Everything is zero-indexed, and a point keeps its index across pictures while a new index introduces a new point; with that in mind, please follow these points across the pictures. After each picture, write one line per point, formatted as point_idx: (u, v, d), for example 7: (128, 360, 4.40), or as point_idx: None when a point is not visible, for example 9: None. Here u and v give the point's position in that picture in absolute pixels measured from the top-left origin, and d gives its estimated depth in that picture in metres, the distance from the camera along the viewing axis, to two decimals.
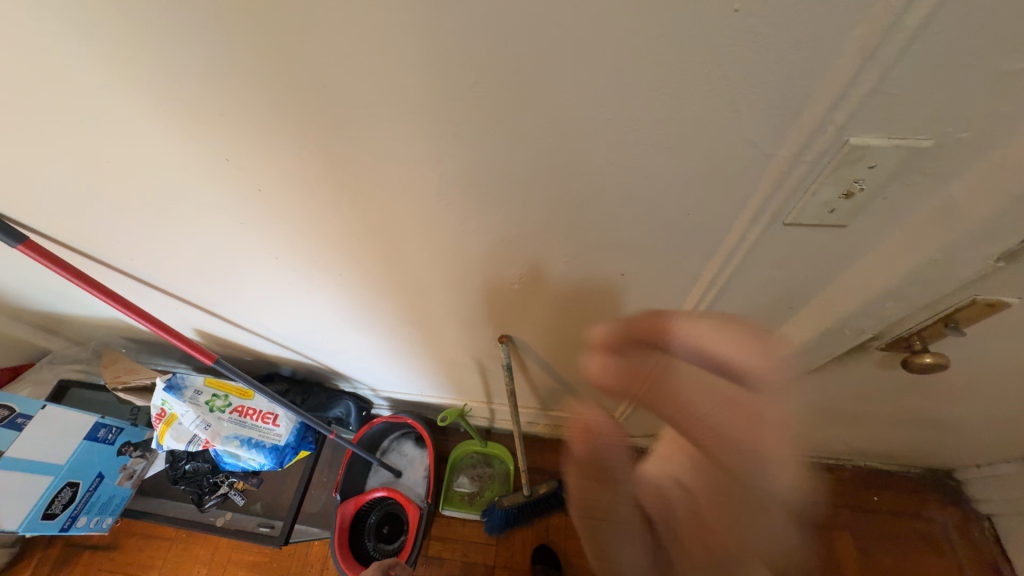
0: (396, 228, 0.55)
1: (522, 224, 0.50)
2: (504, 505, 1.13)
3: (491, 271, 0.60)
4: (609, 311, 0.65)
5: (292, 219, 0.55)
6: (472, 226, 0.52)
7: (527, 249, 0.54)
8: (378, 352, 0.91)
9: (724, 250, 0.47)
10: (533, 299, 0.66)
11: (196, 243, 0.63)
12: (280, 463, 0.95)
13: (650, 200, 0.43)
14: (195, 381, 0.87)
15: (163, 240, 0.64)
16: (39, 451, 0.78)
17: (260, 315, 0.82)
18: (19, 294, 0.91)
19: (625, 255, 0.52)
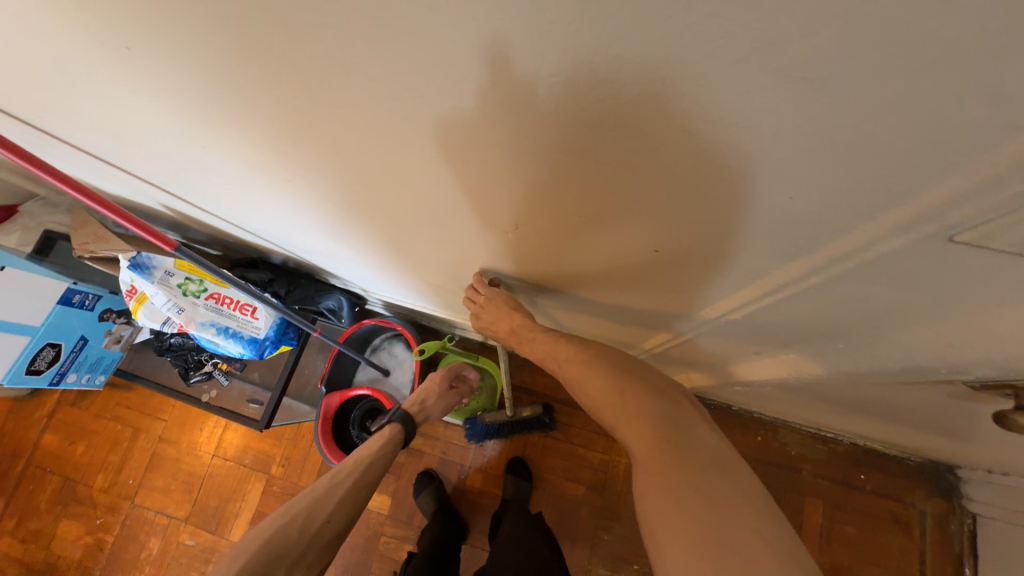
0: (355, 123, 0.40)
1: (544, 155, 0.35)
2: (486, 420, 1.18)
3: (491, 204, 0.47)
4: (629, 271, 0.52)
5: (194, 86, 0.43)
6: (471, 142, 0.37)
7: (541, 184, 0.40)
8: (363, 264, 0.81)
9: (836, 245, 0.33)
10: (539, 242, 0.53)
11: (111, 110, 0.52)
12: (260, 355, 0.92)
13: (742, 155, 0.28)
14: (164, 262, 0.81)
15: (74, 105, 0.53)
16: (11, 312, 0.76)
17: (233, 207, 0.72)
18: None
19: (670, 215, 0.38)
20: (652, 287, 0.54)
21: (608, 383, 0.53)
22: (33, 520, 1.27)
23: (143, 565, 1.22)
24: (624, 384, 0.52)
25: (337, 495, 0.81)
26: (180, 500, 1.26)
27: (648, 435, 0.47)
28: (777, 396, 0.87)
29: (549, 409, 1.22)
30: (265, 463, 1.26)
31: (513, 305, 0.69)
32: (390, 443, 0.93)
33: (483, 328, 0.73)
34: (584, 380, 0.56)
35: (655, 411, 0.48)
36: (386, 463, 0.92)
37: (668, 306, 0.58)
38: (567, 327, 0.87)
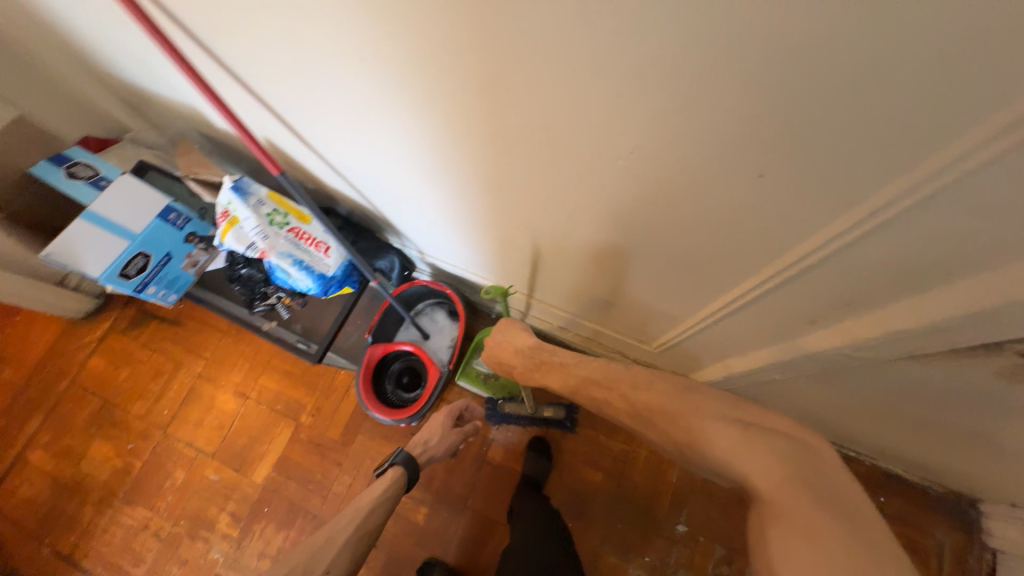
0: (507, 46, 0.46)
1: (674, 69, 0.40)
2: (504, 409, 1.24)
3: (601, 134, 0.52)
4: (711, 216, 0.56)
5: (365, 17, 0.50)
6: (609, 62, 0.42)
7: (660, 108, 0.45)
8: (437, 212, 0.89)
9: (937, 157, 0.36)
10: (630, 183, 0.57)
11: (274, 37, 0.60)
12: (325, 292, 0.99)
13: (879, 55, 0.32)
14: (259, 192, 0.89)
15: (242, 34, 0.62)
16: (120, 215, 0.84)
17: (335, 143, 0.80)
18: (107, 63, 0.92)
19: (777, 140, 0.42)
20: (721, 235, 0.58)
21: (728, 430, 0.52)
22: (67, 437, 1.33)
23: (165, 494, 1.26)
24: (738, 424, 0.52)
25: (339, 542, 0.81)
26: (209, 435, 1.30)
27: (780, 478, 0.47)
28: (809, 392, 0.90)
29: (570, 409, 1.24)
30: (296, 411, 1.31)
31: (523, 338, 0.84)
32: (390, 486, 0.91)
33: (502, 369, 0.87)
34: (699, 431, 0.53)
35: (783, 452, 0.49)
36: (387, 507, 0.90)
37: (737, 262, 0.62)
38: (619, 298, 0.90)
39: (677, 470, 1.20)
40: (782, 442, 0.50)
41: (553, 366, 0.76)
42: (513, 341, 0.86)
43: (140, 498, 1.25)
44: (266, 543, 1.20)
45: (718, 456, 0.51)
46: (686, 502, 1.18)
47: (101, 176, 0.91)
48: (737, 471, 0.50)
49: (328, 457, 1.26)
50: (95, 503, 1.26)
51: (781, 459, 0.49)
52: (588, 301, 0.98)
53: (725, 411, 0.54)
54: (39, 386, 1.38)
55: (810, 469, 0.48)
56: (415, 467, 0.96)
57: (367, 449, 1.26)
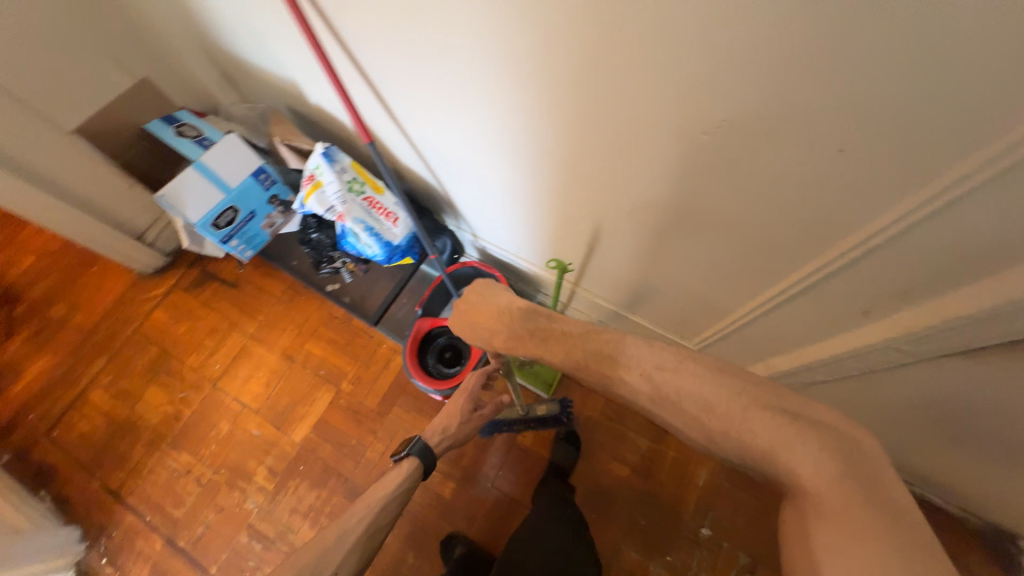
0: (620, 28, 0.53)
1: (776, 49, 0.46)
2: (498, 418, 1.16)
3: (689, 109, 0.58)
4: (784, 194, 0.61)
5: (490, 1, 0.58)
6: (711, 40, 0.49)
7: (752, 84, 0.51)
8: (507, 191, 0.96)
9: (1015, 130, 0.41)
10: (709, 157, 0.63)
11: (397, 19, 0.68)
12: (389, 260, 1.07)
13: (964, 37, 0.37)
14: (343, 160, 0.97)
15: (366, 16, 0.70)
16: (222, 169, 0.94)
17: (422, 122, 0.88)
18: (221, 40, 1.03)
19: (860, 116, 0.47)
20: (790, 211, 0.63)
21: (776, 422, 0.51)
22: (125, 381, 1.42)
23: (209, 443, 1.33)
24: (780, 414, 0.52)
25: (347, 543, 0.78)
26: (255, 392, 1.38)
27: (828, 473, 0.48)
28: (850, 397, 0.92)
29: (564, 408, 1.21)
30: (337, 377, 1.37)
31: (510, 303, 0.75)
32: (407, 479, 0.88)
33: (482, 334, 0.75)
34: (743, 424, 0.52)
35: (835, 446, 0.49)
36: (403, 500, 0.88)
37: (804, 243, 0.67)
38: (673, 286, 0.95)
39: (704, 474, 1.21)
40: (825, 431, 0.51)
41: (553, 335, 0.69)
42: (499, 302, 0.76)
43: (186, 444, 1.33)
44: (299, 499, 1.25)
45: (763, 449, 0.51)
46: (711, 507, 1.18)
47: (205, 135, 1.01)
48: (781, 465, 0.50)
49: (364, 424, 1.32)
50: (145, 444, 1.34)
51: (826, 451, 0.49)
52: (635, 289, 1.03)
53: (769, 401, 0.53)
54: (105, 332, 1.48)
55: (853, 457, 0.50)
56: (431, 459, 0.92)
57: (402, 421, 1.31)
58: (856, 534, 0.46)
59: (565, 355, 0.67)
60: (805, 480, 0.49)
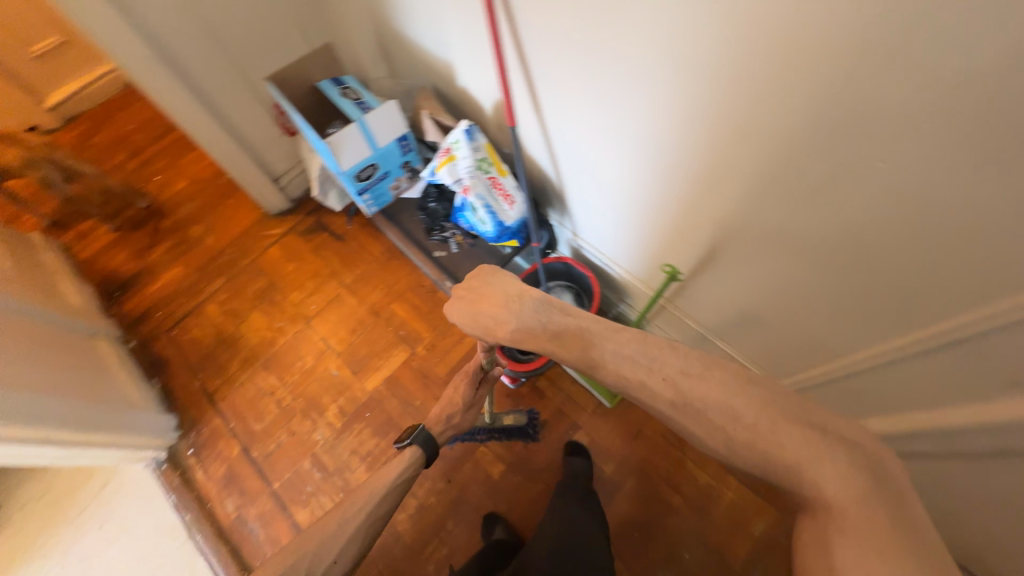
0: (816, 50, 0.54)
1: (991, 87, 0.45)
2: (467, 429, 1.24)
3: (867, 138, 0.57)
4: (947, 242, 0.59)
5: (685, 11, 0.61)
6: (917, 72, 0.49)
7: (950, 121, 0.50)
8: (628, 196, 0.99)
9: None
10: (871, 189, 0.62)
11: (580, 18, 0.73)
12: (496, 239, 1.13)
13: None
14: (479, 140, 1.05)
15: (551, 12, 0.76)
16: (377, 130, 1.04)
17: (564, 117, 0.94)
18: (394, 20, 1.16)
19: None
20: (951, 256, 0.60)
21: (805, 436, 0.49)
22: (236, 301, 1.60)
23: (294, 371, 1.46)
24: (811, 429, 0.50)
25: (347, 531, 0.81)
26: (341, 336, 1.50)
27: (853, 491, 0.46)
28: (957, 481, 0.84)
29: (534, 419, 1.29)
30: (414, 341, 1.46)
31: (517, 296, 0.75)
32: (409, 465, 0.92)
33: (483, 320, 0.77)
34: (771, 435, 0.50)
35: (863, 470, 0.47)
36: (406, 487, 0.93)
37: (954, 298, 0.63)
38: (780, 319, 0.92)
39: (760, 525, 1.15)
40: (854, 451, 0.49)
41: (565, 332, 0.67)
42: (506, 289, 0.77)
43: (274, 369, 1.47)
44: (360, 442, 1.34)
45: (789, 462, 0.49)
46: (762, 561, 1.12)
47: (364, 99, 1.14)
48: (806, 480, 0.48)
49: (431, 389, 1.39)
50: (242, 360, 1.50)
51: (857, 469, 0.47)
52: (733, 314, 1.02)
53: (800, 416, 0.51)
54: (229, 256, 1.69)
55: (880, 479, 0.48)
56: (434, 446, 0.96)
57: None
58: (883, 551, 0.43)
59: (577, 353, 0.64)
60: (830, 498, 0.46)
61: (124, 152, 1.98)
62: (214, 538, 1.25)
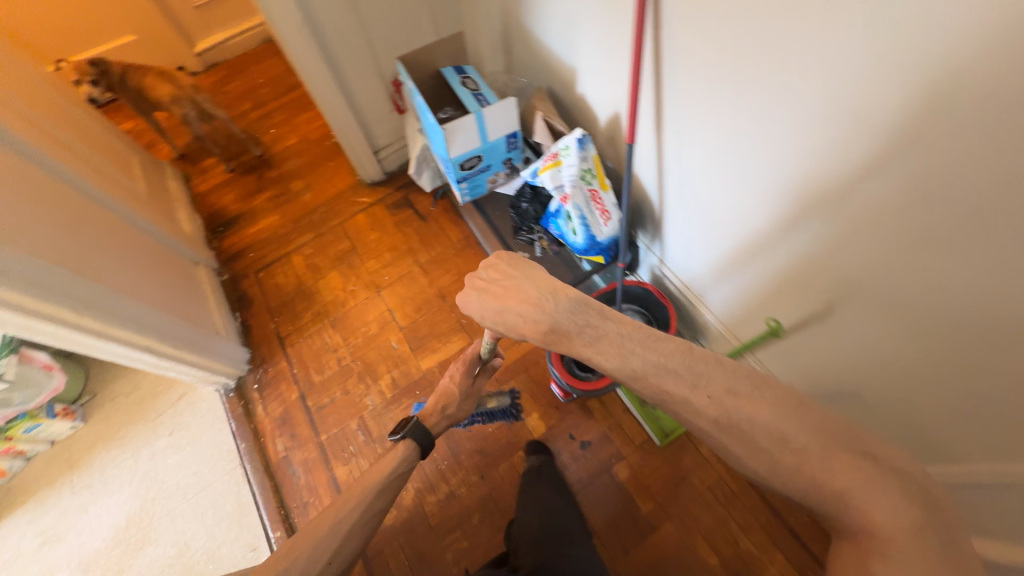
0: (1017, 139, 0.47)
1: None
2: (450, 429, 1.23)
3: None
4: None
5: (865, 68, 0.56)
6: None
7: None
8: (734, 238, 0.94)
9: None
10: None
11: (735, 54, 0.69)
12: (583, 252, 1.10)
13: None
14: (589, 151, 1.03)
15: (704, 42, 0.73)
16: (491, 124, 1.06)
17: (686, 144, 0.90)
18: (528, 18, 1.16)
19: None
20: None
21: (853, 461, 0.49)
22: (319, 259, 1.71)
23: (358, 335, 1.53)
24: (863, 458, 0.49)
25: (349, 520, 0.89)
26: (406, 312, 1.55)
27: (906, 518, 0.46)
28: None
29: (513, 400, 1.33)
30: (474, 332, 1.48)
31: (545, 295, 0.72)
32: (404, 462, 0.98)
33: (511, 314, 0.74)
34: (821, 461, 0.49)
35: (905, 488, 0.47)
36: (402, 479, 0.99)
37: None
38: (886, 402, 0.83)
39: None
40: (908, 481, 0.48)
41: (601, 337, 0.67)
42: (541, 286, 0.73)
43: (341, 328, 1.55)
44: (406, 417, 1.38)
45: (836, 489, 0.48)
46: None
47: (481, 92, 1.17)
48: (856, 507, 0.47)
49: None
50: (315, 313, 1.59)
51: (909, 501, 0.46)
52: (826, 384, 0.94)
53: (846, 437, 0.50)
54: (320, 215, 1.80)
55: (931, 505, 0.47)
56: (428, 440, 1.01)
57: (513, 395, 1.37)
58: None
59: (616, 362, 0.64)
60: (879, 526, 0.46)
61: (249, 103, 2.17)
62: (261, 471, 1.35)
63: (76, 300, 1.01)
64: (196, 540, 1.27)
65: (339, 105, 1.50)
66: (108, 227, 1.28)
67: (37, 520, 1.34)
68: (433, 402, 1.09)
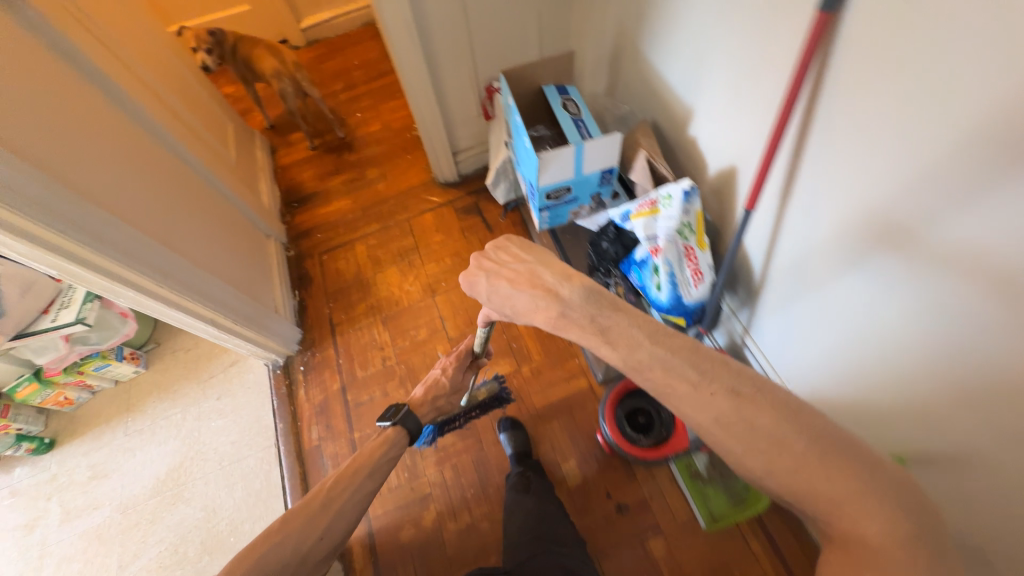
0: None
1: None
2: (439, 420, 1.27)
3: None
4: None
5: None
6: None
7: None
8: (851, 333, 0.82)
9: None
10: None
11: (926, 137, 0.58)
12: (665, 311, 1.00)
13: None
14: (693, 204, 0.93)
15: (888, 116, 0.62)
16: (589, 159, 0.98)
17: (822, 219, 0.79)
18: (648, 46, 1.07)
19: None
20: None
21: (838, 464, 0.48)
22: (381, 252, 1.70)
23: (406, 338, 1.52)
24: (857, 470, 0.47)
25: (342, 496, 0.87)
26: (458, 324, 1.51)
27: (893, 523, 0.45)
28: None
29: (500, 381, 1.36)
30: (522, 359, 1.41)
31: (558, 281, 0.70)
32: (391, 446, 0.97)
33: (529, 298, 0.71)
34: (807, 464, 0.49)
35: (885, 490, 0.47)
36: (389, 465, 0.97)
37: None
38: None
39: None
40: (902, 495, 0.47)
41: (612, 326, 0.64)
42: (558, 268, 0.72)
43: (391, 327, 1.54)
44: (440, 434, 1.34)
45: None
46: None
47: (582, 118, 1.09)
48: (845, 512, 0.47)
49: (521, 413, 1.34)
50: (368, 307, 1.59)
51: (900, 512, 0.46)
52: None
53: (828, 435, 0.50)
54: (390, 207, 1.80)
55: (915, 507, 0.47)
56: (417, 424, 1.04)
57: (551, 434, 1.30)
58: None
59: (624, 351, 0.62)
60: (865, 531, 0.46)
61: (341, 83, 2.21)
62: (293, 455, 1.36)
63: (155, 269, 1.03)
64: (223, 510, 1.30)
65: (429, 102, 1.47)
66: (195, 194, 1.31)
67: (91, 453, 1.43)
68: (422, 392, 1.11)
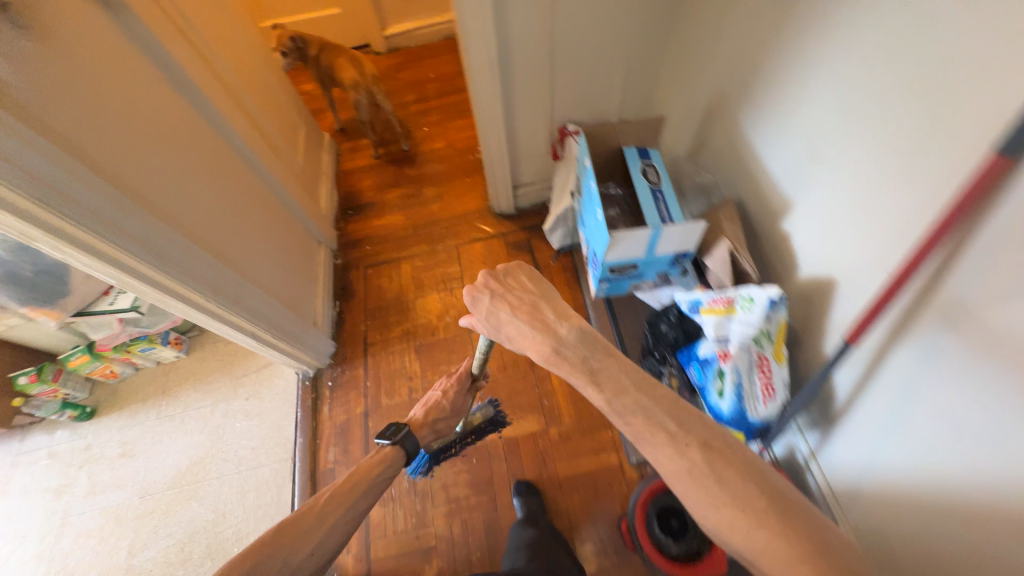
0: None
1: None
2: (433, 447, 1.14)
3: None
4: None
5: None
6: None
7: None
8: (942, 509, 0.69)
9: None
10: None
11: None
12: (724, 420, 0.90)
13: None
14: (776, 313, 0.83)
15: None
16: (664, 241, 0.89)
17: (941, 373, 0.67)
18: (749, 123, 0.96)
19: None
20: None
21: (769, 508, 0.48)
22: (426, 276, 1.68)
23: (437, 372, 1.47)
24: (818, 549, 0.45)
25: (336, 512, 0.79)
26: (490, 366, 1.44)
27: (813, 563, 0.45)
28: None
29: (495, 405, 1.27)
30: (552, 419, 1.33)
31: (557, 319, 0.67)
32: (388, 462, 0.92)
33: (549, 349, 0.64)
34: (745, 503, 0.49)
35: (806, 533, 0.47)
36: (386, 482, 0.92)
37: None
38: None
39: None
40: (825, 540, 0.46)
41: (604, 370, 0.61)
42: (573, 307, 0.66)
43: (423, 357, 1.51)
44: (455, 482, 1.28)
45: None
46: None
47: (661, 188, 1.00)
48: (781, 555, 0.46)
49: (541, 478, 1.26)
50: (404, 331, 1.57)
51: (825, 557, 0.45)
52: None
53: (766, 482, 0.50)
54: (441, 230, 1.77)
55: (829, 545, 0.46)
56: (415, 445, 0.99)
57: (569, 508, 1.21)
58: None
59: (609, 394, 0.60)
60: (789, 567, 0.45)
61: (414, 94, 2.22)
62: (306, 474, 1.35)
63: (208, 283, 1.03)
64: (233, 516, 1.31)
65: (499, 135, 1.42)
66: (257, 203, 1.33)
67: (124, 430, 1.48)
68: (423, 412, 1.06)
